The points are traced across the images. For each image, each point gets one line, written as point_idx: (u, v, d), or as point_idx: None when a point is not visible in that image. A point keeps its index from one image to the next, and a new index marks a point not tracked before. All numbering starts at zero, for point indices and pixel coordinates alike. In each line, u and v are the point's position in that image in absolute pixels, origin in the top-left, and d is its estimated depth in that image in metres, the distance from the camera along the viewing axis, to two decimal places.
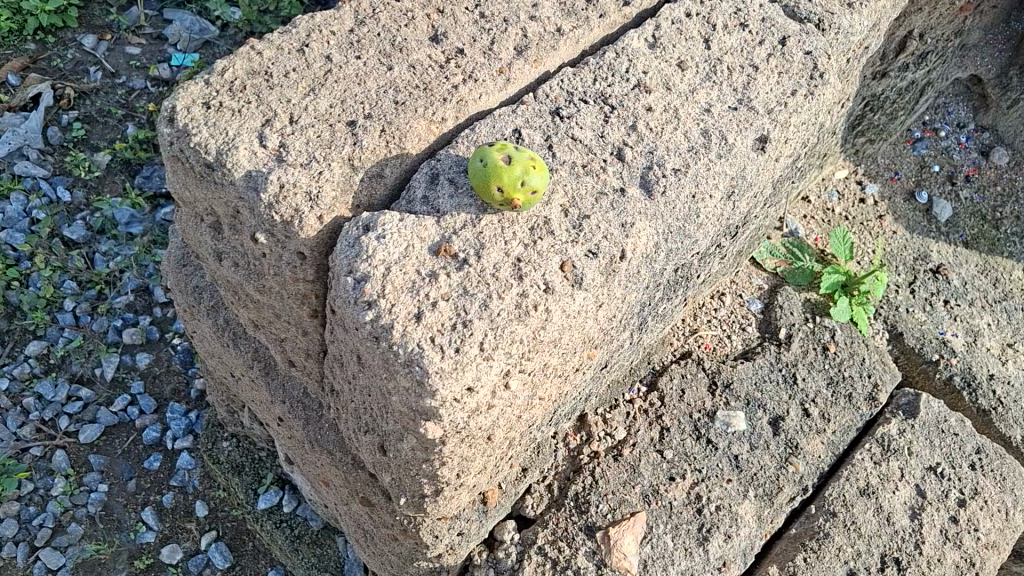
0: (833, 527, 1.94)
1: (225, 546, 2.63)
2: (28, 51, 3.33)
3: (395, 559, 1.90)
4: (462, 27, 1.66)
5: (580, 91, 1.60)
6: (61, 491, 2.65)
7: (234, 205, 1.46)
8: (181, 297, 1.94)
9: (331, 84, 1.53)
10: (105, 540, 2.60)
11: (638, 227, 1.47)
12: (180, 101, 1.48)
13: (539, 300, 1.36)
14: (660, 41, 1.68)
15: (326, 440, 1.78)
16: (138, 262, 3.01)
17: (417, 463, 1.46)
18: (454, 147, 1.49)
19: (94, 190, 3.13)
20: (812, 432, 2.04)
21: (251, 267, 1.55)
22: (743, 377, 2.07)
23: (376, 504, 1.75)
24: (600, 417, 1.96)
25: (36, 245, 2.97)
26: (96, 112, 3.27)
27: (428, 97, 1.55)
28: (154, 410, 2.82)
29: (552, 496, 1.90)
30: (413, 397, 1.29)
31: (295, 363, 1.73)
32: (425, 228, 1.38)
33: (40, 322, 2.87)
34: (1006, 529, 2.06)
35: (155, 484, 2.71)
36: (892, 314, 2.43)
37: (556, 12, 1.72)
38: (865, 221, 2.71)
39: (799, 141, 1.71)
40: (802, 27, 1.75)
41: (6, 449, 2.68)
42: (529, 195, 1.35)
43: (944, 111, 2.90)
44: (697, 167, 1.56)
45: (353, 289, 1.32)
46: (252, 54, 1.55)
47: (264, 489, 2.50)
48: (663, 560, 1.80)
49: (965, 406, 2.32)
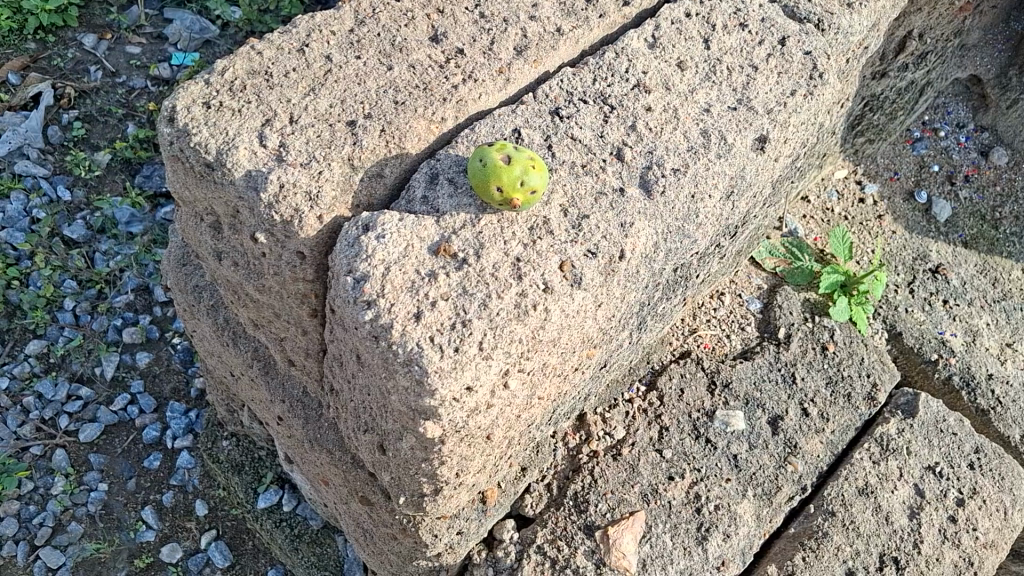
0: (831, 526, 1.94)
1: (225, 545, 2.63)
2: (28, 50, 3.34)
3: (394, 558, 1.90)
4: (462, 27, 1.66)
5: (580, 91, 1.60)
6: (61, 490, 2.66)
7: (234, 204, 1.46)
8: (181, 296, 1.94)
9: (331, 84, 1.54)
10: (105, 539, 2.61)
11: (637, 227, 1.47)
12: (180, 100, 1.48)
13: (538, 300, 1.36)
14: (660, 41, 1.69)
15: (326, 439, 1.79)
16: (138, 262, 3.01)
17: (416, 462, 1.46)
18: (454, 147, 1.49)
19: (94, 189, 3.13)
20: (811, 432, 2.04)
21: (251, 266, 1.56)
22: (743, 376, 2.07)
23: (375, 503, 1.76)
24: (599, 416, 1.96)
25: (36, 245, 2.98)
26: (96, 111, 3.27)
27: (428, 96, 1.55)
28: (154, 409, 2.82)
29: (551, 495, 1.90)
30: (412, 396, 1.30)
31: (295, 362, 1.73)
32: (424, 228, 1.39)
33: (40, 321, 2.87)
34: (1005, 529, 2.07)
35: (155, 483, 2.72)
36: (891, 314, 2.44)
37: (556, 12, 1.72)
38: (865, 221, 2.71)
39: (798, 142, 1.72)
40: (802, 27, 1.75)
41: (6, 448, 2.68)
42: (529, 195, 1.35)
43: (944, 111, 2.90)
44: (696, 167, 1.56)
45: (352, 289, 1.32)
46: (252, 54, 1.56)
47: (264, 488, 2.50)
48: (661, 559, 1.81)
49: (964, 405, 2.33)
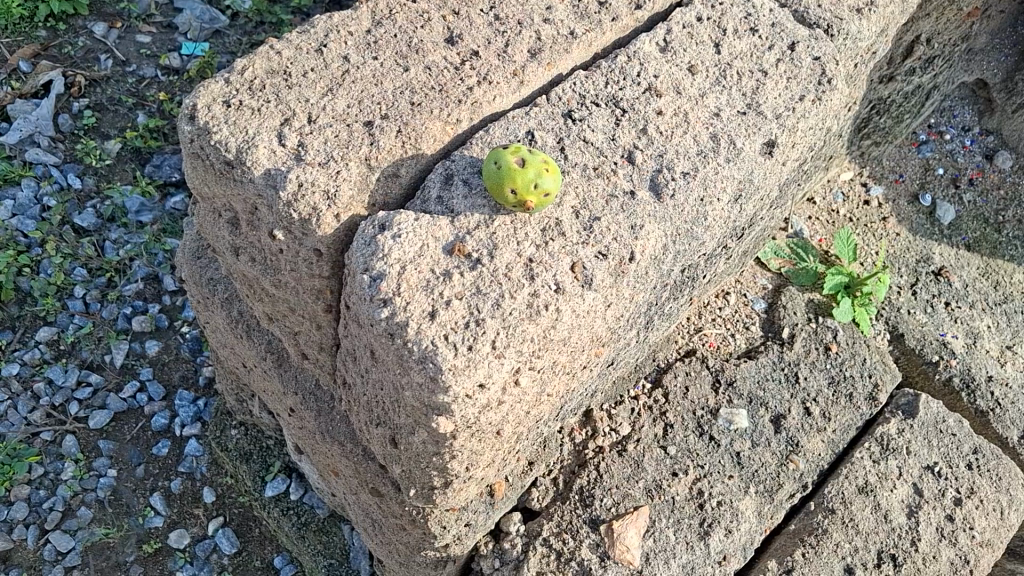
0: (831, 524, 1.98)
1: (232, 532, 2.68)
2: (39, 38, 3.37)
3: (402, 549, 1.94)
4: (478, 29, 1.69)
5: (592, 94, 1.63)
6: (71, 475, 2.69)
7: (253, 202, 1.50)
8: (195, 288, 1.98)
9: (348, 85, 1.56)
10: (115, 525, 2.65)
11: (646, 230, 1.50)
12: (201, 98, 1.51)
13: (550, 300, 1.39)
14: (671, 45, 1.71)
15: (337, 431, 1.83)
16: (147, 251, 3.04)
17: (428, 455, 1.49)
18: (468, 149, 1.52)
19: (104, 177, 3.16)
20: (813, 430, 2.08)
21: (268, 262, 1.59)
22: (746, 374, 2.10)
23: (384, 494, 1.79)
24: (605, 412, 2.00)
25: (46, 233, 3.00)
26: (106, 101, 3.30)
27: (444, 98, 1.57)
28: (163, 397, 2.86)
29: (557, 490, 1.93)
30: (426, 392, 1.33)
31: (308, 356, 1.77)
32: (439, 227, 1.42)
33: (51, 308, 2.91)
34: (1001, 528, 2.11)
35: (164, 470, 2.76)
36: (893, 315, 2.47)
37: (569, 15, 1.75)
38: (869, 223, 2.74)
39: (806, 146, 1.74)
40: (811, 33, 1.78)
41: (17, 433, 2.72)
42: (542, 198, 1.38)
43: (949, 115, 2.94)
44: (705, 171, 1.59)
45: (369, 287, 1.36)
46: (272, 53, 1.58)
47: (272, 477, 2.54)
48: (664, 553, 1.84)
49: (963, 406, 2.36)
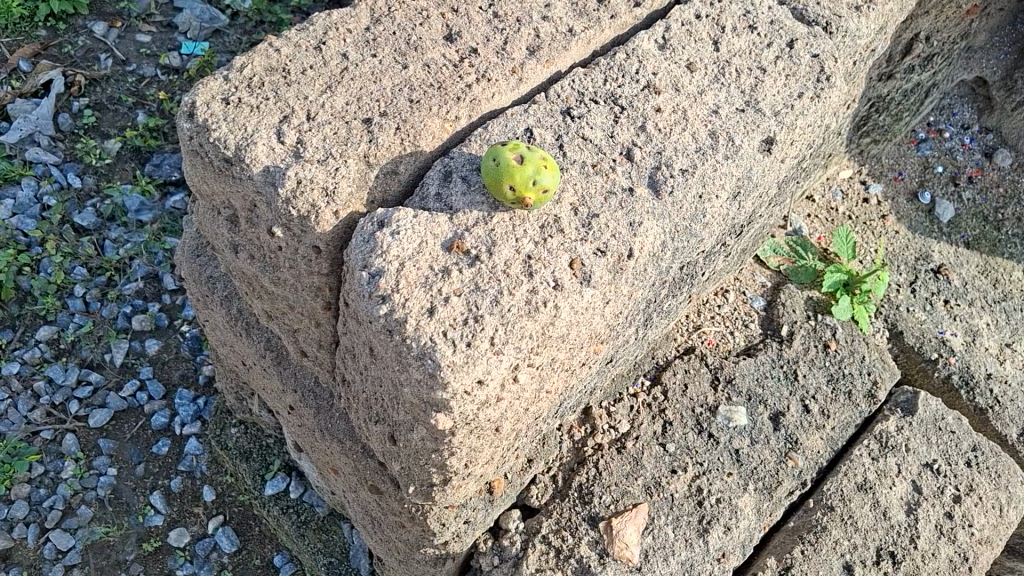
0: (831, 521, 1.98)
1: (232, 531, 2.68)
2: (39, 37, 3.37)
3: (402, 546, 1.94)
4: (476, 27, 1.69)
5: (591, 91, 1.63)
6: (71, 474, 2.70)
7: (251, 199, 1.50)
8: (194, 286, 1.98)
9: (347, 82, 1.57)
10: (115, 523, 2.65)
11: (644, 227, 1.51)
12: (200, 96, 1.52)
13: (548, 297, 1.39)
14: (669, 42, 1.71)
15: (337, 428, 1.83)
16: (147, 250, 3.04)
17: (427, 452, 1.49)
18: (466, 146, 1.53)
19: (104, 176, 3.16)
20: (812, 428, 2.08)
21: (267, 259, 1.59)
22: (746, 372, 2.10)
23: (383, 491, 1.79)
24: (604, 410, 2.00)
25: (46, 232, 3.00)
26: (106, 100, 3.30)
27: (442, 95, 1.58)
28: (163, 396, 2.86)
29: (556, 487, 1.94)
30: (424, 388, 1.33)
31: (307, 353, 1.77)
32: (437, 224, 1.42)
33: (51, 307, 2.91)
34: (1001, 526, 2.10)
35: (164, 468, 2.76)
36: (893, 313, 2.47)
37: (568, 12, 1.75)
38: (868, 221, 2.74)
39: (804, 144, 1.75)
40: (810, 30, 1.78)
41: (17, 432, 2.72)
42: (540, 194, 1.38)
43: (949, 113, 2.94)
44: (703, 168, 1.59)
45: (367, 284, 1.36)
46: (271, 51, 1.59)
47: (272, 475, 2.54)
48: (663, 550, 1.84)
49: (962, 404, 2.36)
